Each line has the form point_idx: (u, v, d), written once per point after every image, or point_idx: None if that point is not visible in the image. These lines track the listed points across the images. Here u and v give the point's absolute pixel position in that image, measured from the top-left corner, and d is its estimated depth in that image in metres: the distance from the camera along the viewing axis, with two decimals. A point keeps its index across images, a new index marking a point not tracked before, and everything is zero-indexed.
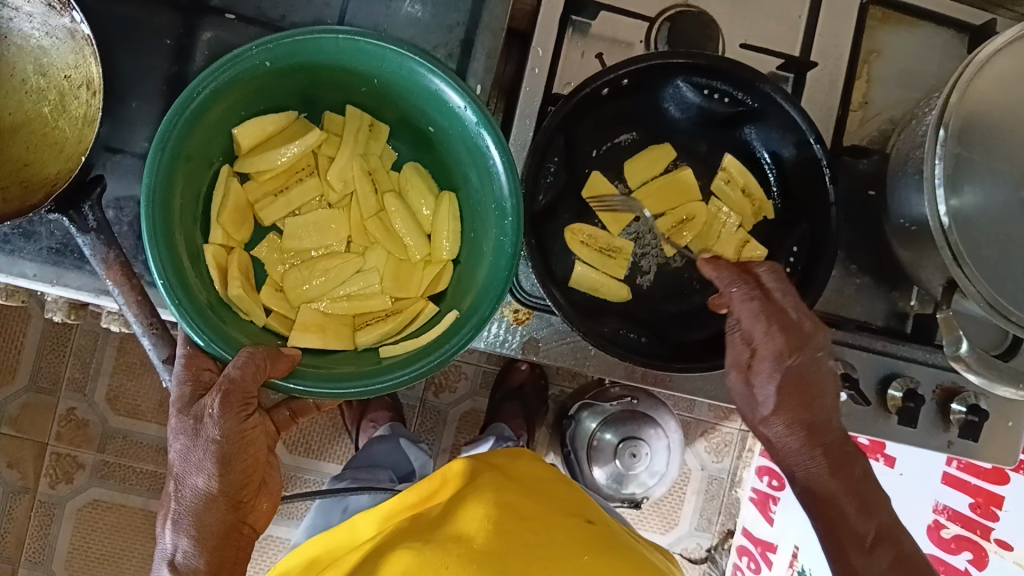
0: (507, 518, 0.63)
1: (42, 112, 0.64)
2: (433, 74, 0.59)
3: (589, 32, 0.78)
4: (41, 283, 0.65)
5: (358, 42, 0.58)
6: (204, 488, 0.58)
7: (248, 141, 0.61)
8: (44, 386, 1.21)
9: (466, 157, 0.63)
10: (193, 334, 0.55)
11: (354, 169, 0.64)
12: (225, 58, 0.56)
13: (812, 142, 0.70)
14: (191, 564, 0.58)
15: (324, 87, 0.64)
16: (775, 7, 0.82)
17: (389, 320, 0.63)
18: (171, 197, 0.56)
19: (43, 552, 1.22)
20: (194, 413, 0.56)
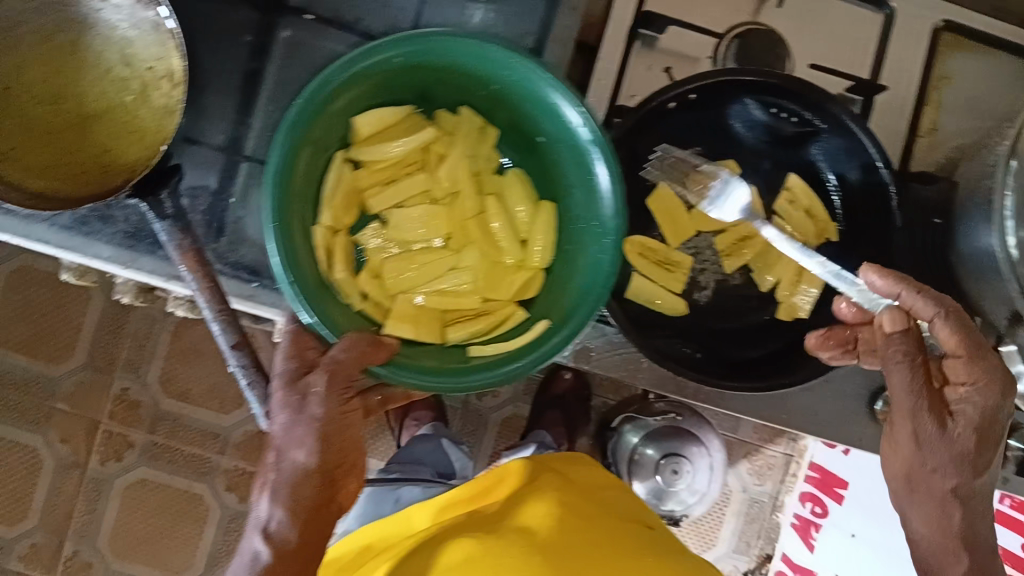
0: (570, 515, 0.64)
1: (125, 101, 0.65)
2: (555, 90, 0.61)
3: (657, 46, 0.78)
4: (114, 266, 0.68)
5: (491, 48, 0.60)
6: (304, 462, 0.59)
7: (366, 129, 0.63)
8: (100, 366, 1.24)
9: (572, 172, 0.65)
10: (301, 313, 0.57)
11: (462, 170, 0.66)
12: (364, 51, 0.58)
13: (878, 164, 0.69)
14: (283, 534, 0.58)
15: (445, 86, 0.66)
16: (846, 29, 0.81)
17: (480, 320, 0.66)
18: (293, 178, 0.58)
19: (89, 527, 1.24)
20: (299, 389, 0.58)
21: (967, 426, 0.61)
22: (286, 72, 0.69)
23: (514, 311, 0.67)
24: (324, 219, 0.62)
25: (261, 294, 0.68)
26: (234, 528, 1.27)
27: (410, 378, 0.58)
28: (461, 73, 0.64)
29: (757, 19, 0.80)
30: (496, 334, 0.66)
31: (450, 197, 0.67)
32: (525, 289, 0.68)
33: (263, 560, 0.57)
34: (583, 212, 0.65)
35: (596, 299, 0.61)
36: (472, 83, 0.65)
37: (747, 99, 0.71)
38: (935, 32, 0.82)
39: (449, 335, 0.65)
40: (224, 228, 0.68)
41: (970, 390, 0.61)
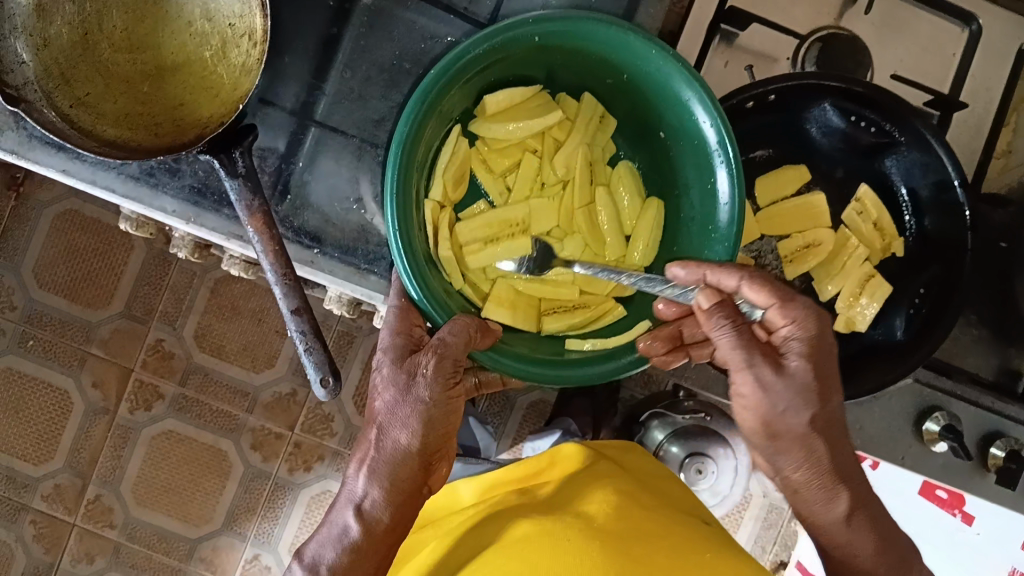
0: (628, 504, 0.64)
1: (203, 55, 0.65)
2: (689, 86, 0.60)
3: (736, 42, 0.77)
4: (177, 220, 0.67)
5: (630, 36, 0.59)
6: (405, 444, 0.60)
7: (495, 106, 0.63)
8: (138, 315, 1.25)
9: (692, 173, 0.64)
10: (409, 287, 0.57)
11: (578, 157, 0.65)
12: (502, 28, 0.58)
13: (954, 182, 0.69)
14: (377, 512, 0.61)
15: (572, 69, 0.65)
16: (931, 40, 0.80)
17: (577, 313, 0.65)
18: (416, 148, 0.58)
19: (114, 473, 1.26)
20: (408, 369, 0.59)
21: (803, 363, 0.59)
22: (364, 40, 0.68)
23: (613, 307, 0.66)
24: (434, 194, 0.62)
25: (321, 261, 0.68)
26: (255, 488, 1.27)
27: (516, 367, 0.58)
28: (593, 56, 0.63)
29: (841, 23, 0.79)
30: (593, 328, 0.66)
31: (562, 183, 0.66)
32: (622, 286, 0.67)
33: (351, 535, 0.60)
34: (698, 213, 0.64)
35: None
36: (604, 69, 0.64)
37: (827, 105, 0.71)
38: (1021, 52, 0.80)
39: (543, 324, 0.65)
40: (289, 191, 0.67)
41: (790, 327, 0.59)
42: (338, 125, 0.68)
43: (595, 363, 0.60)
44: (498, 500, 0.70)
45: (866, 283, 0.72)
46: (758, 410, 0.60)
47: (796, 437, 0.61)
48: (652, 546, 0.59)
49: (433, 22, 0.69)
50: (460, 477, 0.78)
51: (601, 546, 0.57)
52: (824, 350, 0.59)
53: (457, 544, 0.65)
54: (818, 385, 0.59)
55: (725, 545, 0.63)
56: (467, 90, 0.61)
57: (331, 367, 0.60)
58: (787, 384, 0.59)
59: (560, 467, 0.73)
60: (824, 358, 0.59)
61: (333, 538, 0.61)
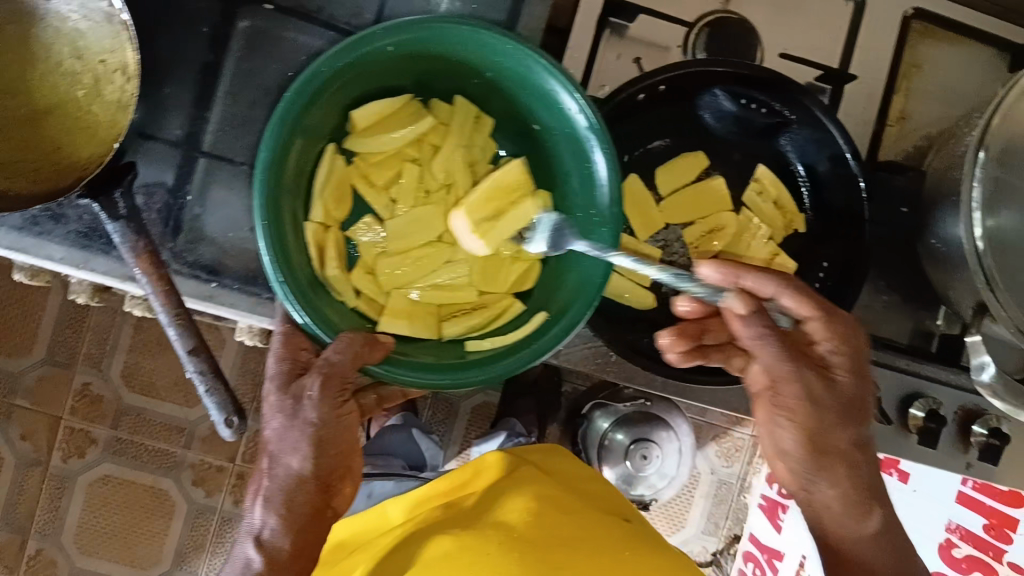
0: (549, 510, 0.64)
1: (76, 95, 0.62)
2: (551, 76, 0.60)
3: (627, 34, 0.77)
4: (67, 267, 0.65)
5: (483, 33, 0.59)
6: (297, 469, 0.59)
7: (364, 121, 0.62)
8: (61, 360, 1.21)
9: (569, 160, 0.64)
10: (293, 312, 0.56)
11: (457, 161, 0.65)
12: (352, 41, 0.57)
13: (847, 156, 0.70)
14: (276, 542, 0.59)
15: (440, 75, 0.64)
16: (817, 15, 0.81)
17: (476, 314, 0.65)
18: (283, 170, 0.57)
19: (53, 525, 1.22)
20: (294, 393, 0.58)
21: (850, 377, 0.63)
22: (246, 63, 0.67)
23: (512, 303, 0.66)
24: (315, 215, 0.61)
25: (221, 294, 0.66)
26: (202, 524, 1.24)
27: (415, 380, 0.57)
28: (453, 60, 0.62)
29: (729, 7, 0.80)
30: (494, 327, 0.65)
31: (445, 187, 0.66)
32: (520, 282, 0.67)
33: (254, 569, 0.57)
34: (581, 201, 0.64)
35: (592, 295, 0.61)
36: (468, 70, 0.63)
37: (716, 90, 0.71)
38: (903, 20, 0.82)
39: (445, 330, 0.64)
40: (182, 227, 0.65)
41: (833, 344, 0.62)
42: (226, 153, 0.67)
43: (494, 360, 0.60)
44: (424, 517, 0.70)
45: (772, 261, 0.73)
46: (805, 424, 0.63)
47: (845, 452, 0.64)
48: (573, 550, 0.59)
49: (315, 40, 0.68)
50: (386, 497, 0.76)
51: (520, 556, 0.58)
52: (860, 367, 0.64)
53: (379, 566, 0.64)
54: (860, 403, 0.64)
55: (646, 543, 0.63)
56: (332, 106, 0.60)
57: (234, 407, 0.59)
58: (834, 399, 0.63)
59: (485, 478, 0.73)
60: (864, 374, 0.64)
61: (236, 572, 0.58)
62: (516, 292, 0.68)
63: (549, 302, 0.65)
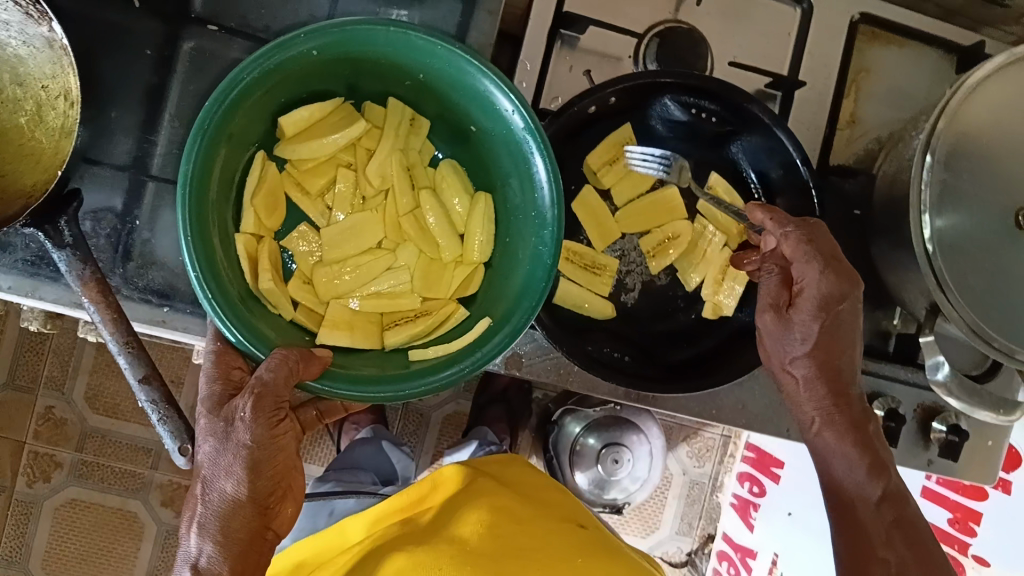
0: (502, 521, 0.64)
1: (19, 122, 0.62)
2: (484, 76, 0.60)
3: (578, 46, 0.78)
4: (15, 296, 0.64)
5: (410, 35, 0.58)
6: (233, 494, 0.55)
7: (294, 128, 0.61)
8: (22, 385, 1.19)
9: (507, 161, 0.64)
10: (225, 332, 0.55)
11: (394, 164, 0.64)
12: (273, 46, 0.56)
13: (798, 163, 0.70)
14: (214, 568, 0.55)
15: (369, 77, 0.63)
16: (765, 22, 0.83)
17: (419, 322, 0.63)
18: (209, 182, 0.56)
19: (19, 551, 1.20)
20: (225, 415, 0.56)
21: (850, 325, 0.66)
22: (192, 84, 0.66)
23: (455, 310, 0.65)
24: (247, 225, 0.60)
25: (174, 318, 0.65)
26: (172, 544, 1.23)
27: (354, 393, 0.56)
28: (383, 61, 0.61)
29: (678, 17, 0.81)
30: (436, 336, 0.64)
31: (383, 192, 0.66)
32: (464, 287, 0.66)
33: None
34: (521, 202, 0.64)
35: (536, 295, 0.60)
36: (399, 74, 0.63)
37: (668, 100, 0.72)
38: (851, 25, 0.83)
39: (386, 339, 0.62)
40: (132, 253, 0.65)
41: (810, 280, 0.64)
42: (175, 175, 0.66)
43: (437, 369, 0.59)
44: (381, 534, 0.69)
45: (728, 268, 0.74)
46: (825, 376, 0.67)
47: (855, 414, 0.68)
48: (523, 559, 0.59)
49: None
50: (346, 516, 0.76)
51: (473, 569, 0.57)
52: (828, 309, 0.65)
53: None
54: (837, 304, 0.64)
55: (598, 551, 0.63)
56: (259, 113, 0.59)
57: (188, 434, 0.57)
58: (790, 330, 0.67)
59: (443, 491, 0.73)
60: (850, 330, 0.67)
61: None
62: (460, 298, 0.67)
63: (493, 307, 0.65)
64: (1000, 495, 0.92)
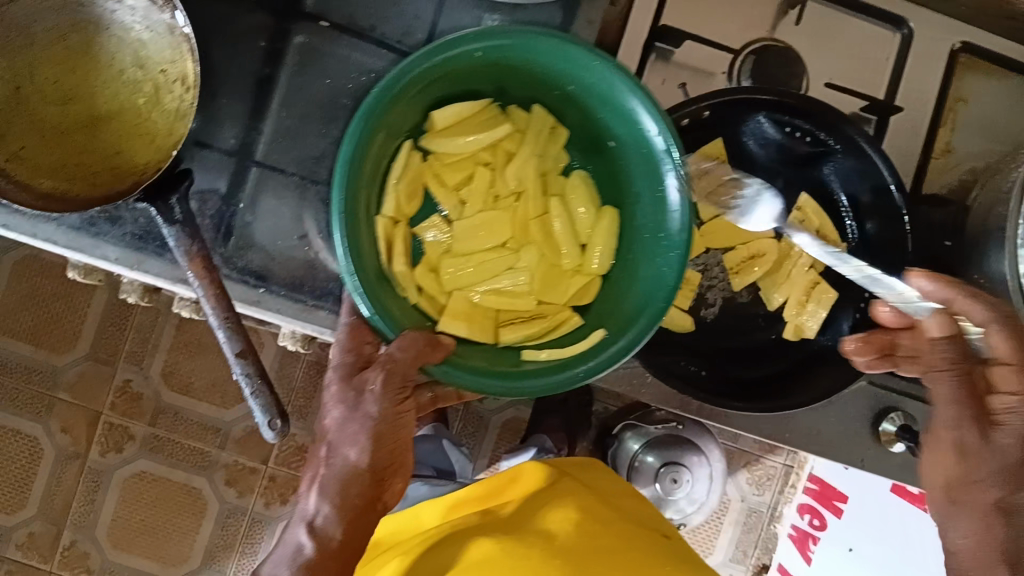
0: (589, 520, 0.66)
1: (136, 102, 0.64)
2: (632, 96, 0.62)
3: (672, 59, 0.78)
4: (120, 267, 0.67)
5: (571, 47, 0.62)
6: (354, 461, 0.62)
7: (443, 121, 0.65)
8: (103, 357, 1.23)
9: (641, 179, 0.66)
10: (361, 304, 0.58)
11: (530, 169, 0.67)
12: (439, 46, 0.60)
13: (891, 187, 0.70)
14: (328, 531, 0.61)
15: (519, 83, 0.67)
16: (862, 44, 0.82)
17: (534, 323, 0.67)
18: (364, 163, 0.60)
19: (88, 517, 1.23)
20: (355, 385, 0.61)
21: (1016, 439, 0.60)
22: (299, 78, 0.68)
23: (570, 316, 0.68)
24: (386, 210, 0.64)
25: (267, 299, 0.68)
26: (233, 523, 1.26)
27: (472, 381, 0.59)
28: (540, 68, 0.64)
29: (774, 35, 0.81)
30: (550, 339, 0.67)
31: (515, 195, 0.68)
32: (580, 296, 0.69)
33: (305, 554, 0.60)
34: (651, 222, 0.66)
35: (655, 312, 0.62)
36: (550, 83, 0.66)
37: (761, 116, 0.73)
38: (951, 53, 0.82)
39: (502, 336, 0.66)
40: (232, 233, 0.67)
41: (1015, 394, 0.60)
42: (278, 163, 0.68)
43: (548, 373, 0.62)
44: (461, 521, 0.72)
45: (813, 289, 0.75)
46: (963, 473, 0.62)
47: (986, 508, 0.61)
48: (611, 560, 0.61)
49: (367, 56, 0.69)
50: (421, 502, 0.82)
51: (562, 564, 0.60)
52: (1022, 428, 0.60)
53: (418, 565, 0.67)
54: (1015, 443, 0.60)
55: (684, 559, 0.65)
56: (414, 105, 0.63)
57: (277, 409, 0.61)
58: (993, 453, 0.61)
59: (522, 484, 0.75)
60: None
61: (287, 557, 0.61)
62: (575, 306, 0.70)
63: (609, 318, 0.67)
64: None
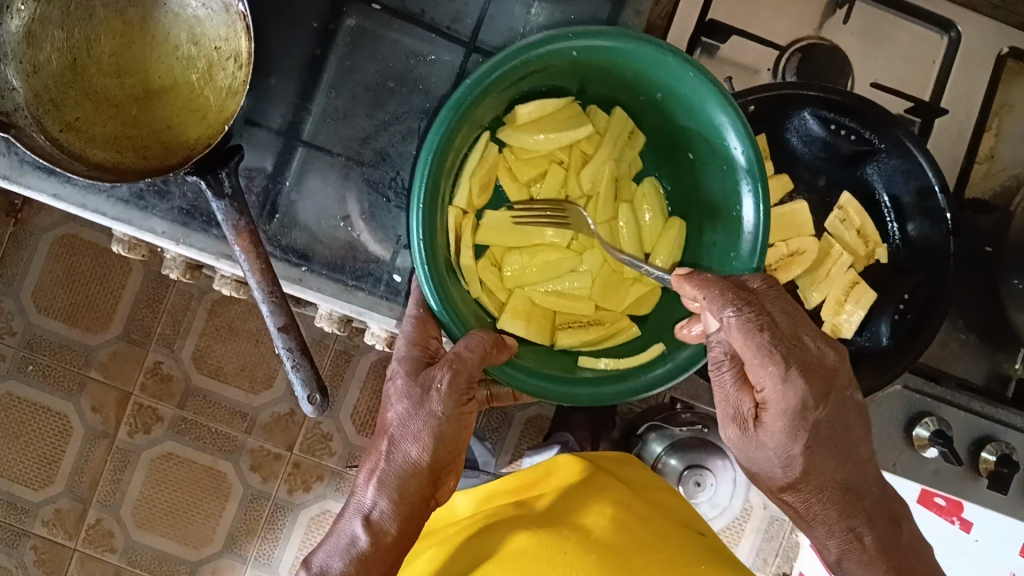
0: (625, 517, 0.66)
1: (190, 78, 0.65)
2: (722, 111, 0.63)
3: (717, 55, 0.80)
4: (167, 241, 0.68)
5: (668, 57, 0.62)
6: (415, 458, 0.63)
7: (526, 117, 0.66)
8: (136, 338, 1.25)
9: (717, 191, 0.68)
10: (428, 297, 0.60)
11: (604, 173, 0.69)
12: (540, 41, 0.61)
13: (935, 188, 0.73)
14: (384, 523, 0.63)
15: (603, 81, 0.68)
16: (909, 47, 0.82)
17: (591, 329, 0.68)
18: (447, 154, 0.61)
19: (114, 496, 1.25)
20: (422, 382, 0.62)
21: (776, 434, 0.62)
22: (349, 60, 0.69)
23: (627, 326, 0.70)
24: (459, 200, 0.65)
25: (309, 278, 0.68)
26: (255, 508, 1.26)
27: (530, 384, 0.60)
28: (631, 72, 0.66)
29: (821, 34, 0.81)
30: (606, 345, 0.69)
31: (586, 198, 0.70)
32: (637, 305, 0.71)
33: (359, 546, 0.62)
34: (723, 235, 0.68)
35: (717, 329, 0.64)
36: (638, 87, 0.68)
37: (806, 113, 0.75)
38: (998, 59, 0.82)
39: (558, 338, 0.68)
40: (277, 210, 0.68)
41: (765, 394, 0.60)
42: (325, 143, 0.69)
43: (606, 383, 0.63)
44: (497, 512, 0.73)
45: (851, 289, 0.75)
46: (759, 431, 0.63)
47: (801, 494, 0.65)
48: (647, 558, 0.61)
49: (417, 41, 0.70)
50: (456, 491, 0.83)
51: (598, 558, 0.60)
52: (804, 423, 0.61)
53: (454, 554, 0.68)
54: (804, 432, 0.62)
55: (721, 558, 0.64)
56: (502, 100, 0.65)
57: (317, 385, 0.63)
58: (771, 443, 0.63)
59: (556, 477, 0.76)
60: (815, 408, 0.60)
61: (341, 548, 0.62)
62: (631, 314, 0.71)
63: (667, 333, 0.69)
64: None
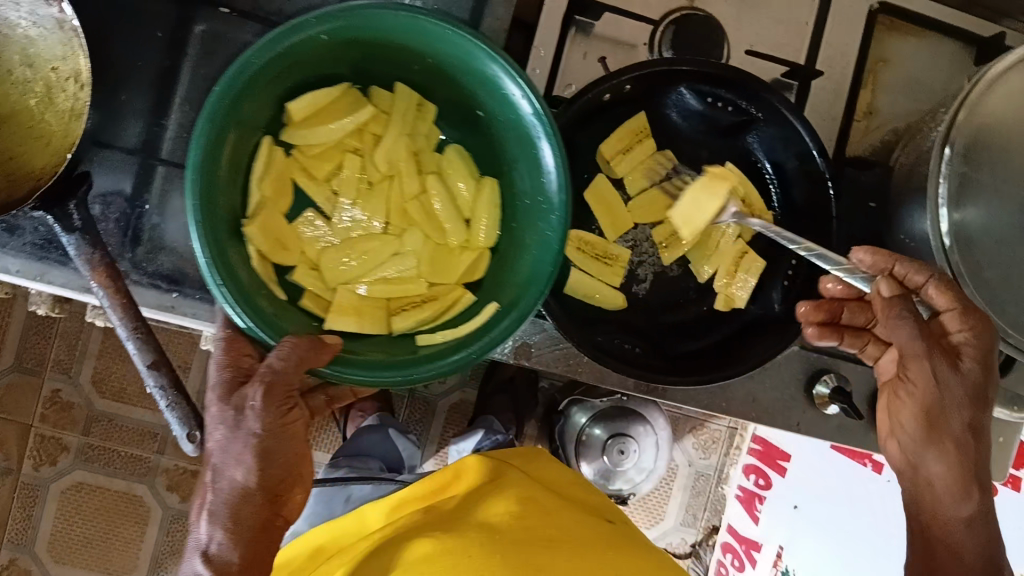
0: (530, 512, 0.66)
1: (28, 104, 0.61)
2: (492, 61, 0.62)
3: (592, 32, 0.79)
4: (24, 279, 0.64)
5: (420, 20, 0.60)
6: (242, 481, 0.59)
7: (302, 112, 0.63)
8: (29, 367, 1.18)
9: (515, 148, 0.66)
10: (235, 318, 0.57)
11: (401, 151, 0.67)
12: (285, 31, 0.57)
13: (814, 153, 0.72)
14: (225, 555, 0.59)
15: (376, 61, 0.65)
16: (782, 11, 0.83)
17: (427, 305, 0.66)
18: (218, 159, 0.57)
19: (26, 534, 1.19)
20: (235, 404, 0.58)
21: (971, 365, 0.64)
22: (203, 67, 0.66)
23: (462, 295, 0.67)
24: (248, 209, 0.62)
25: (182, 303, 0.65)
26: (178, 528, 1.22)
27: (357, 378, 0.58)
28: (394, 47, 0.63)
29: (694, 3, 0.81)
30: (445, 318, 0.66)
31: (388, 177, 0.68)
32: (471, 272, 0.69)
33: None
34: (527, 188, 0.66)
35: (546, 278, 0.63)
36: (407, 61, 0.65)
37: (683, 89, 0.74)
38: (870, 14, 0.84)
39: (394, 324, 0.65)
40: (141, 236, 0.64)
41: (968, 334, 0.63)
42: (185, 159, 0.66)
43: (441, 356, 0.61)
44: (402, 520, 0.72)
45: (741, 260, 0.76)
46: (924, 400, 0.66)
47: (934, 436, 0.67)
48: (551, 552, 0.61)
49: None
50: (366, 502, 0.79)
51: (501, 558, 0.59)
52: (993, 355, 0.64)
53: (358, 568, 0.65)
54: (984, 388, 0.65)
55: (631, 549, 0.65)
56: (269, 97, 0.62)
57: (195, 420, 0.60)
58: (960, 382, 0.64)
59: (465, 481, 0.75)
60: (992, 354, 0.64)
61: None
62: (467, 283, 0.70)
63: (497, 292, 0.68)
64: (1013, 491, 0.92)
